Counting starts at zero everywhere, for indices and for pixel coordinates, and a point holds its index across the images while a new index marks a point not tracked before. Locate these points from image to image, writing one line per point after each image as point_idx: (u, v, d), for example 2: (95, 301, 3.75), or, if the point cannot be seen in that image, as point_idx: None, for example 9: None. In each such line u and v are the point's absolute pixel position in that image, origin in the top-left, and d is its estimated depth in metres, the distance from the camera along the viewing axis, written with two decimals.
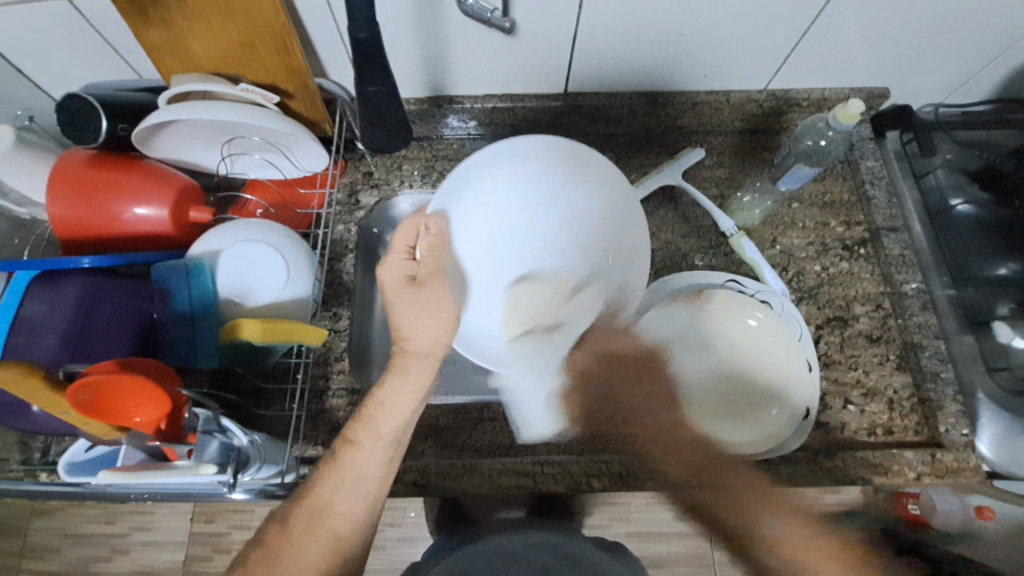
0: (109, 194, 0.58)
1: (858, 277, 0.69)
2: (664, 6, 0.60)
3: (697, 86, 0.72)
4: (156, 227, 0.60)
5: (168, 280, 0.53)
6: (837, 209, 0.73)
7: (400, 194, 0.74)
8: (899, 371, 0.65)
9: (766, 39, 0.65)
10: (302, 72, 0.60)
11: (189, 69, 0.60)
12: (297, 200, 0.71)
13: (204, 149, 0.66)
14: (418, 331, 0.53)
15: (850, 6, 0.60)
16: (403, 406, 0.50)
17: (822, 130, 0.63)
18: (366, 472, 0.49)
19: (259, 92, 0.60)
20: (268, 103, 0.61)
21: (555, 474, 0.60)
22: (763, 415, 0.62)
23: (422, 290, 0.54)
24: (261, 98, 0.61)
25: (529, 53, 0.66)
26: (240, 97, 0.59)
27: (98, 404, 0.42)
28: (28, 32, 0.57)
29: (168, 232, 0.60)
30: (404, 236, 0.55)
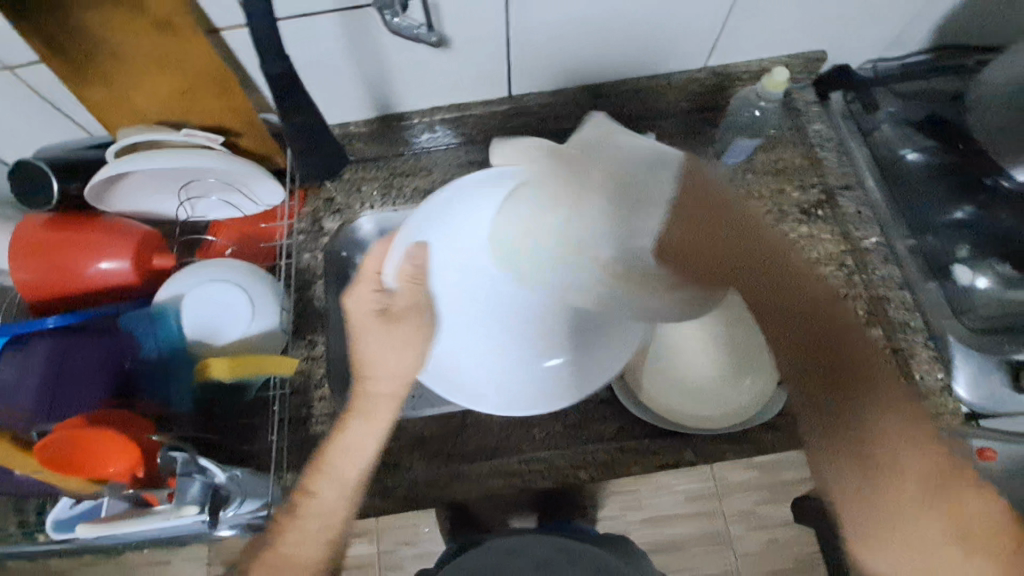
0: (70, 253, 0.58)
1: (819, 240, 0.70)
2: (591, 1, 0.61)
3: (639, 73, 0.74)
4: (121, 279, 0.60)
5: (135, 329, 0.55)
6: (791, 175, 0.74)
7: (361, 214, 0.73)
8: (870, 326, 0.66)
9: (694, 20, 0.66)
10: (246, 109, 0.62)
11: (133, 121, 0.61)
12: (260, 234, 0.71)
13: (160, 197, 0.67)
14: (385, 367, 0.53)
15: None
16: (365, 448, 0.51)
17: (755, 101, 0.68)
18: (328, 520, 0.49)
19: (204, 135, 0.61)
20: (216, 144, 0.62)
21: (542, 471, 0.61)
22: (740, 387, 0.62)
23: (393, 324, 0.55)
24: (208, 140, 0.62)
25: (466, 62, 0.67)
26: (187, 142, 0.60)
27: (72, 459, 0.43)
28: None
29: (134, 282, 0.61)
30: (373, 263, 0.56)
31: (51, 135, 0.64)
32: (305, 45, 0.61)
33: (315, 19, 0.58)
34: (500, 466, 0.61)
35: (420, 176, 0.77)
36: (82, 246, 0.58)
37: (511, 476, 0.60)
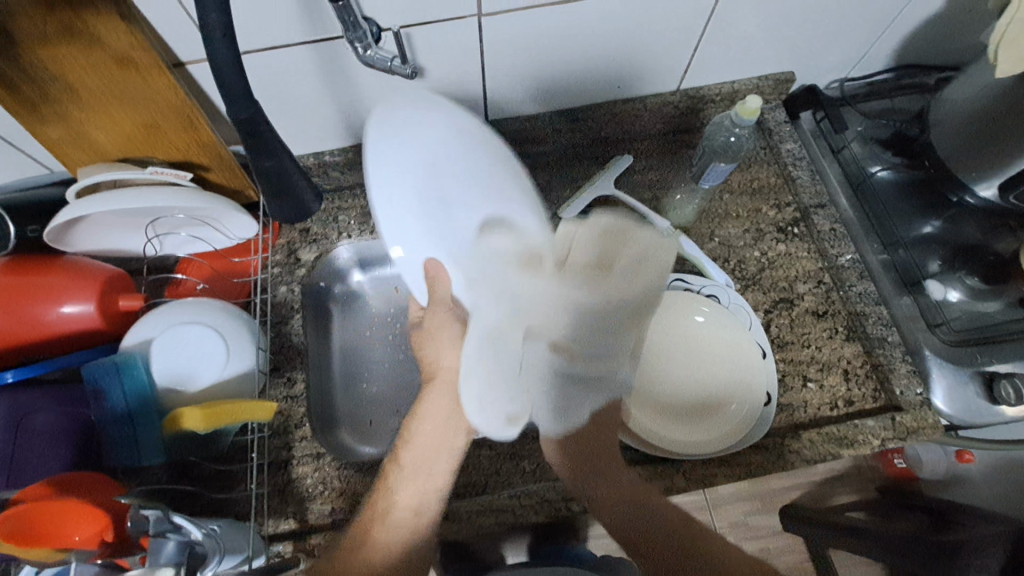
0: (24, 299, 0.55)
1: (796, 257, 0.71)
2: (565, 30, 0.62)
3: (614, 97, 0.75)
4: (85, 324, 0.58)
5: (99, 379, 0.51)
6: (765, 194, 0.75)
7: (340, 244, 0.75)
8: (848, 341, 0.67)
9: (665, 45, 0.67)
10: (214, 144, 0.60)
11: (93, 159, 0.59)
12: (232, 268, 0.69)
13: (126, 234, 0.64)
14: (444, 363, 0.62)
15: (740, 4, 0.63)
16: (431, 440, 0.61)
17: (729, 127, 0.67)
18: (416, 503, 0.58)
19: (170, 172, 0.59)
20: (182, 180, 0.60)
21: (533, 505, 0.58)
22: (722, 412, 0.62)
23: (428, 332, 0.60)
24: (174, 177, 0.59)
25: (442, 90, 0.67)
26: (152, 179, 0.58)
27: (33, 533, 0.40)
28: None
29: (98, 327, 0.58)
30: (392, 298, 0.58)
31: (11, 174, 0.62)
32: (273, 78, 0.60)
33: (282, 52, 0.56)
34: (489, 502, 0.59)
35: None
36: (40, 292, 0.55)
37: (501, 512, 0.58)
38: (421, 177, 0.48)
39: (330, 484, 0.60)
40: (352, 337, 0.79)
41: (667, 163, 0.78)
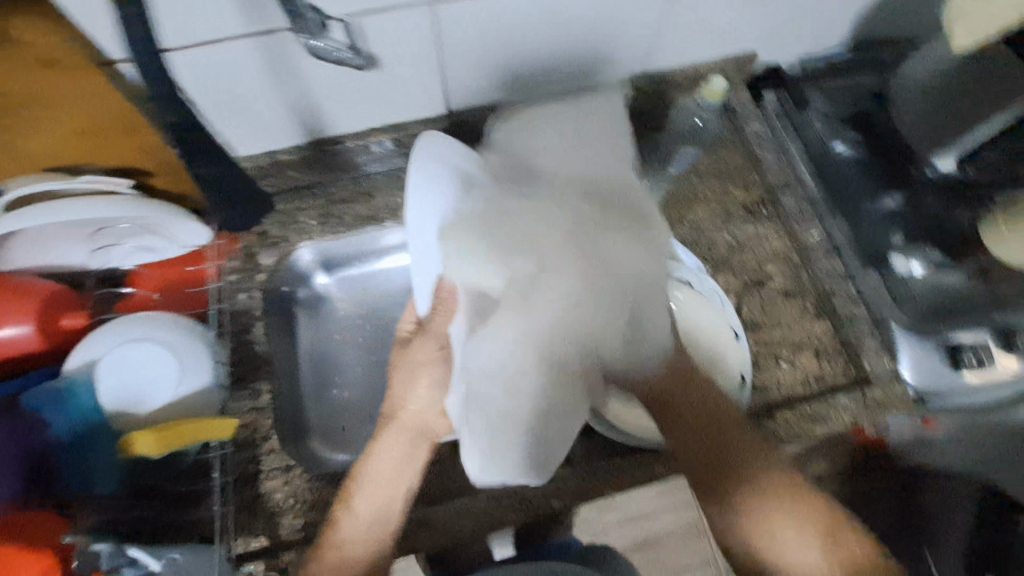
0: None
1: (765, 238, 0.71)
2: (523, 13, 0.59)
3: (579, 81, 0.72)
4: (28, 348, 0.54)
5: (42, 408, 0.49)
6: (733, 176, 0.75)
7: (302, 245, 0.72)
8: (818, 319, 0.68)
9: (627, 27, 0.65)
10: (156, 149, 0.56)
11: (22, 170, 0.55)
12: (188, 278, 0.67)
13: (69, 246, 0.59)
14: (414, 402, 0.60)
15: None
16: (383, 482, 0.55)
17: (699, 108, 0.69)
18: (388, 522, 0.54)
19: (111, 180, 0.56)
20: (120, 188, 0.57)
21: (514, 505, 0.58)
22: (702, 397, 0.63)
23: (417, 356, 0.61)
24: (111, 185, 0.56)
25: (399, 81, 0.64)
26: (87, 188, 0.54)
27: None
28: None
29: (40, 348, 0.54)
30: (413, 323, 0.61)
31: None
32: (216, 74, 0.56)
33: (220, 46, 0.53)
34: (468, 506, 0.58)
35: (361, 201, 0.74)
36: None
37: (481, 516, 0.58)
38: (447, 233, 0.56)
39: (302, 497, 0.58)
40: (320, 339, 0.76)
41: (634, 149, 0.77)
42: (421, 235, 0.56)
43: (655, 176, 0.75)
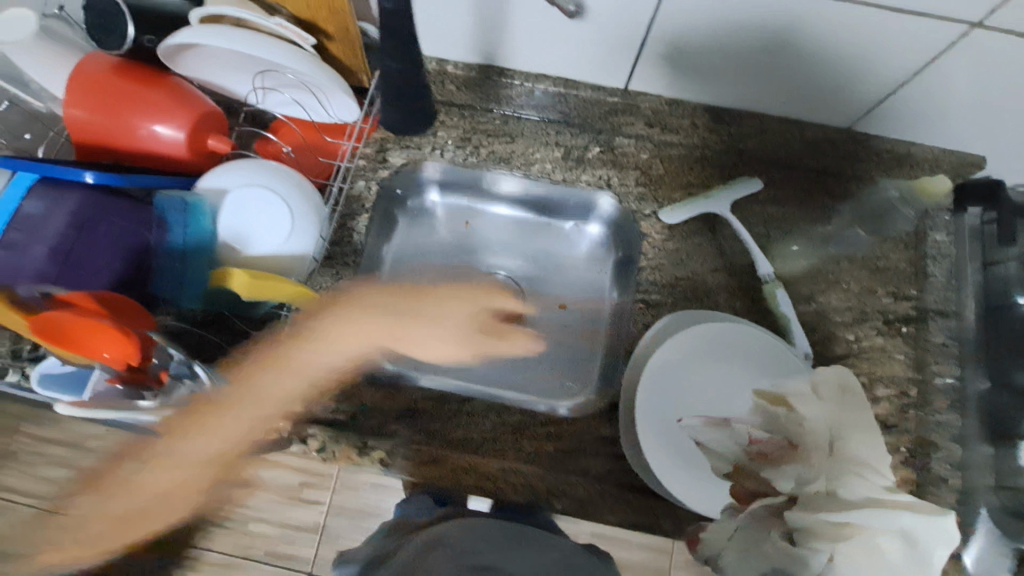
0: (128, 107, 0.55)
1: (890, 357, 0.64)
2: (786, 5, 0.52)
3: (771, 110, 0.66)
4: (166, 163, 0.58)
5: (167, 212, 0.53)
6: (887, 277, 0.66)
7: (430, 161, 0.71)
8: (904, 464, 0.61)
9: (852, 75, 0.59)
10: (345, 14, 0.55)
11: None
12: (323, 147, 0.67)
13: (236, 75, 0.62)
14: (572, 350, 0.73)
15: (954, 64, 0.55)
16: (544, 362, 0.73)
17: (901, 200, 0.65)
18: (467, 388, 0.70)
19: (292, 31, 0.56)
20: (302, 43, 0.57)
21: (517, 486, 0.57)
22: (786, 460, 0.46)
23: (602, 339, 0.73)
24: (294, 36, 0.56)
25: (601, 38, 0.60)
26: (272, 29, 0.55)
27: (69, 335, 0.45)
28: None
29: (183, 157, 0.58)
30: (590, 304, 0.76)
31: None
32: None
33: None
34: (477, 463, 0.58)
35: (505, 138, 0.71)
36: (141, 102, 0.55)
37: (487, 481, 0.56)
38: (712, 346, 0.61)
39: (341, 384, 0.62)
40: (409, 254, 0.77)
41: (798, 205, 0.68)
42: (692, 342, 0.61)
43: (808, 244, 0.67)
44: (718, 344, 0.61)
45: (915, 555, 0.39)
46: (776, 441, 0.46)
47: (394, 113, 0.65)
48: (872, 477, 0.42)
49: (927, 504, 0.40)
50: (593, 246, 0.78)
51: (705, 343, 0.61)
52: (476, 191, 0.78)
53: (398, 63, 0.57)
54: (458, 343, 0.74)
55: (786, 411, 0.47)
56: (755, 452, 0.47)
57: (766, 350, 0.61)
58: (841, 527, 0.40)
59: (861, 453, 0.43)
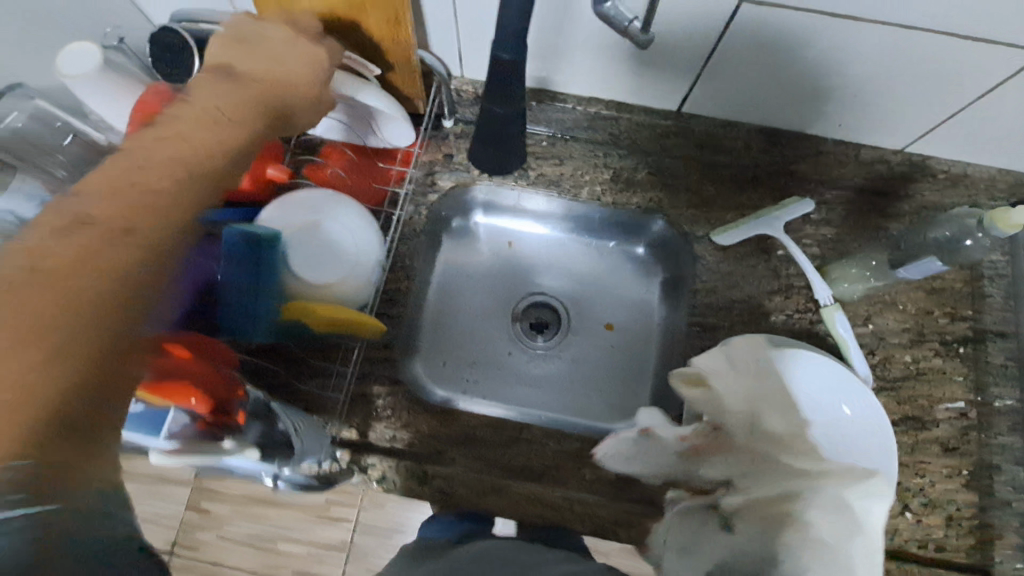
0: None
1: (949, 379, 0.64)
2: (855, 36, 0.52)
3: (829, 133, 0.66)
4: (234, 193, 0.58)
5: (233, 248, 0.51)
6: (943, 297, 0.66)
7: (479, 184, 0.72)
8: (967, 488, 0.60)
9: (916, 103, 0.58)
10: (408, 44, 0.56)
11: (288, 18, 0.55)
12: (375, 171, 0.67)
13: None
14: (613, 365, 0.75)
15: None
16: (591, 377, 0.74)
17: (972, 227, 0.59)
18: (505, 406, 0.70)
19: (359, 63, 0.57)
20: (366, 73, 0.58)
21: (582, 515, 0.57)
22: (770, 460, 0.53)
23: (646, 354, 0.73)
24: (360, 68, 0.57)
25: (660, 66, 0.60)
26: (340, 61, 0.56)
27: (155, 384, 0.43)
28: None
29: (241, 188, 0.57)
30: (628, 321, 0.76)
31: None
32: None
33: None
34: (539, 494, 0.58)
35: (554, 161, 0.71)
36: None
37: (549, 509, 0.57)
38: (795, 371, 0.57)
39: (401, 414, 0.62)
40: (454, 275, 0.77)
41: (852, 225, 0.68)
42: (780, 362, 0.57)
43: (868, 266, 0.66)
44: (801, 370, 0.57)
45: (846, 520, 0.46)
46: (701, 431, 0.57)
47: (486, 147, 0.67)
48: (784, 445, 0.53)
49: (851, 472, 0.48)
50: (636, 265, 0.77)
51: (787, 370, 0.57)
52: (519, 211, 0.77)
53: (502, 106, 0.60)
54: (502, 359, 0.75)
55: (703, 396, 0.58)
56: (687, 445, 0.57)
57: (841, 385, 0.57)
58: (782, 503, 0.49)
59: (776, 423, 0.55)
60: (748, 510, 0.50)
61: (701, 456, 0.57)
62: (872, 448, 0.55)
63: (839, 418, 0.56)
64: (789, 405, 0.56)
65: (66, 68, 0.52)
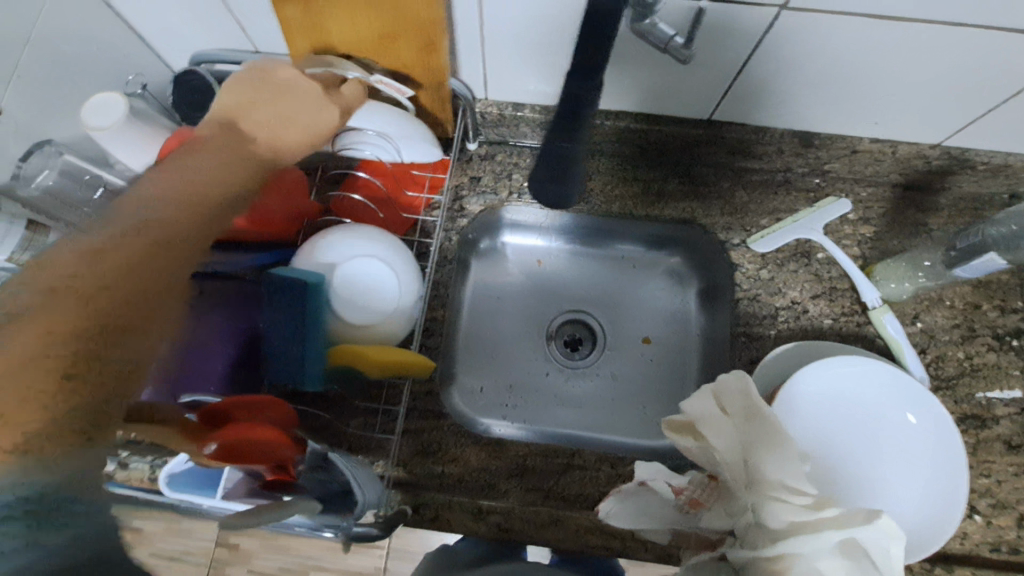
0: None
1: (1005, 374, 0.62)
2: (895, 39, 0.51)
3: (863, 133, 0.63)
4: (267, 227, 0.56)
5: (278, 291, 0.50)
6: (991, 290, 0.65)
7: (508, 206, 0.71)
8: None
9: (956, 101, 0.57)
10: (441, 70, 0.55)
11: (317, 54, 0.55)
12: (404, 202, 0.65)
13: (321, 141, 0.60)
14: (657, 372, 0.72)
15: None
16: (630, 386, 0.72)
17: None
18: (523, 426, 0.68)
19: (391, 86, 0.55)
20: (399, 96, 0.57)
21: (646, 542, 0.55)
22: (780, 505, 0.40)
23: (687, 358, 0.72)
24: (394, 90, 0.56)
25: (688, 78, 0.59)
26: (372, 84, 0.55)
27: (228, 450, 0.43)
28: (165, 15, 0.55)
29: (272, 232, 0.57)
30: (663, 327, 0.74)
31: (218, 37, 0.58)
32: (530, 5, 0.51)
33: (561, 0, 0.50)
34: (601, 522, 0.57)
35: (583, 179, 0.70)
36: None
37: (611, 538, 0.56)
38: (850, 378, 0.55)
39: (449, 448, 0.60)
40: (486, 297, 0.75)
41: (888, 222, 0.67)
42: (837, 372, 0.55)
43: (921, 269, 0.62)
44: (857, 378, 0.55)
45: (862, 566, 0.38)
46: (700, 481, 0.46)
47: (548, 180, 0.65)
48: (793, 499, 0.40)
49: (855, 512, 0.38)
50: (668, 276, 0.75)
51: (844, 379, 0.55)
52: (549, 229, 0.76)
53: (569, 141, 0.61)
54: (540, 379, 0.73)
55: (696, 447, 0.44)
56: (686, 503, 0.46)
57: (900, 398, 0.55)
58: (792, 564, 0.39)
59: (787, 474, 0.40)
60: (756, 568, 0.40)
61: (701, 510, 0.45)
62: (938, 457, 0.53)
63: (897, 425, 0.55)
64: (845, 417, 0.55)
65: (92, 120, 0.51)
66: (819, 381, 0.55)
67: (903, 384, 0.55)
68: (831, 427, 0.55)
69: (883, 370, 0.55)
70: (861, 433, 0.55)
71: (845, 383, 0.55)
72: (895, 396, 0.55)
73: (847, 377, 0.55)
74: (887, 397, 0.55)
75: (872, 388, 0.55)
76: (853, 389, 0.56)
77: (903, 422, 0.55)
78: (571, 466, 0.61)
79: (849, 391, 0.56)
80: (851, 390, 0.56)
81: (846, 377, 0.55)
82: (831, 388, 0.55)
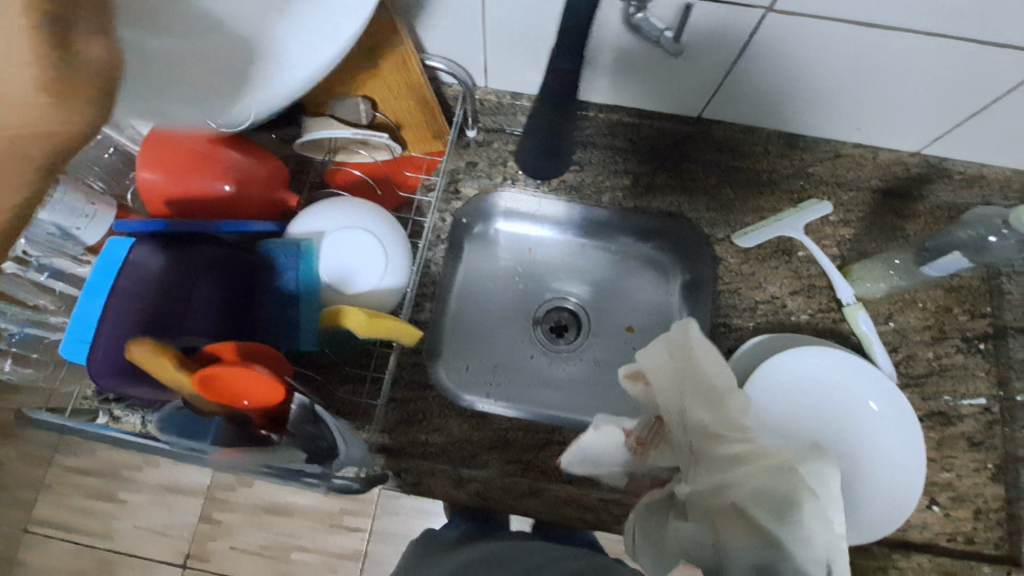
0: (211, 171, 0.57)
1: (971, 375, 0.64)
2: (872, 50, 0.53)
3: (846, 138, 0.66)
4: (229, 205, 0.58)
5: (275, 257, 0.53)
6: (962, 295, 0.67)
7: (501, 190, 0.74)
8: (993, 481, 0.61)
9: (930, 111, 0.60)
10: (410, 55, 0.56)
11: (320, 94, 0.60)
12: (401, 180, 0.68)
13: None
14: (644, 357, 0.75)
15: None
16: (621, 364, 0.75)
17: (998, 225, 0.57)
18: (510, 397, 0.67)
19: None
20: None
21: (620, 515, 0.57)
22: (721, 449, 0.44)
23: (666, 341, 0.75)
24: None
25: (675, 76, 0.61)
26: None
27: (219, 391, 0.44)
28: None
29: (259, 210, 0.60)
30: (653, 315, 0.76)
31: None
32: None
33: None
34: (578, 494, 0.59)
35: (576, 169, 0.73)
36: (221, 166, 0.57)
37: (587, 510, 0.58)
38: (823, 368, 0.58)
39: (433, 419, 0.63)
40: (475, 279, 0.77)
41: (867, 225, 0.69)
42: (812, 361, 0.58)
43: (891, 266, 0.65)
44: (830, 368, 0.58)
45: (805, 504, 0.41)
46: (649, 425, 0.50)
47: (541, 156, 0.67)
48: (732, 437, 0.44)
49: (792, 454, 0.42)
50: (655, 270, 0.77)
51: (816, 366, 0.58)
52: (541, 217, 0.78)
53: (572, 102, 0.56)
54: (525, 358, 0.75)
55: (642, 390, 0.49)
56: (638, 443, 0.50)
57: (867, 388, 0.57)
58: (723, 495, 0.43)
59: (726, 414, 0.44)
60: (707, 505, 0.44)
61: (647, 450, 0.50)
62: (900, 442, 0.56)
63: (865, 414, 0.57)
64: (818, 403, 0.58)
65: None
66: (795, 367, 0.58)
67: (871, 373, 0.57)
68: (806, 406, 0.58)
69: (849, 360, 0.58)
70: (832, 419, 0.58)
71: (818, 372, 0.58)
72: (862, 387, 0.58)
73: (821, 366, 0.58)
74: (855, 387, 0.58)
75: (840, 378, 0.58)
76: (825, 379, 0.58)
77: (867, 409, 0.57)
78: (551, 441, 0.63)
79: (821, 380, 0.58)
80: (823, 379, 0.58)
81: (820, 367, 0.58)
82: (806, 375, 0.58)
